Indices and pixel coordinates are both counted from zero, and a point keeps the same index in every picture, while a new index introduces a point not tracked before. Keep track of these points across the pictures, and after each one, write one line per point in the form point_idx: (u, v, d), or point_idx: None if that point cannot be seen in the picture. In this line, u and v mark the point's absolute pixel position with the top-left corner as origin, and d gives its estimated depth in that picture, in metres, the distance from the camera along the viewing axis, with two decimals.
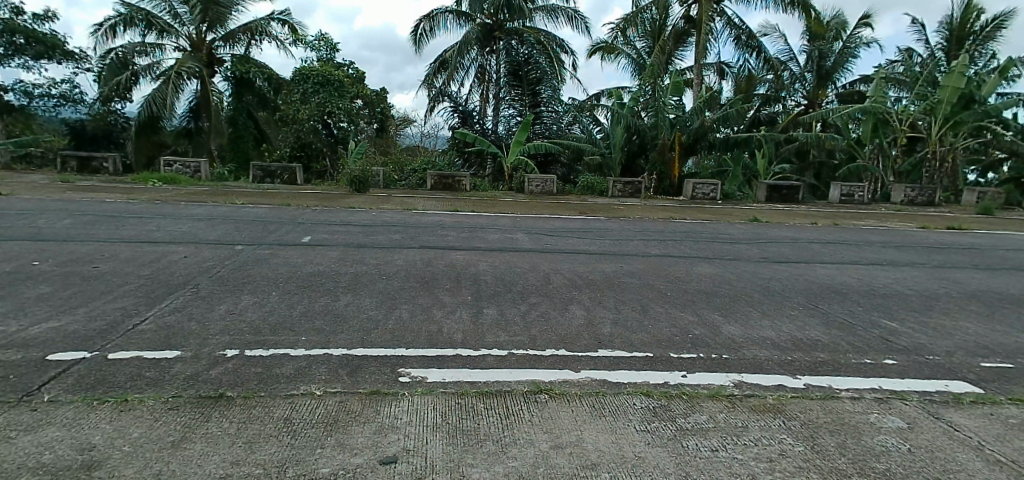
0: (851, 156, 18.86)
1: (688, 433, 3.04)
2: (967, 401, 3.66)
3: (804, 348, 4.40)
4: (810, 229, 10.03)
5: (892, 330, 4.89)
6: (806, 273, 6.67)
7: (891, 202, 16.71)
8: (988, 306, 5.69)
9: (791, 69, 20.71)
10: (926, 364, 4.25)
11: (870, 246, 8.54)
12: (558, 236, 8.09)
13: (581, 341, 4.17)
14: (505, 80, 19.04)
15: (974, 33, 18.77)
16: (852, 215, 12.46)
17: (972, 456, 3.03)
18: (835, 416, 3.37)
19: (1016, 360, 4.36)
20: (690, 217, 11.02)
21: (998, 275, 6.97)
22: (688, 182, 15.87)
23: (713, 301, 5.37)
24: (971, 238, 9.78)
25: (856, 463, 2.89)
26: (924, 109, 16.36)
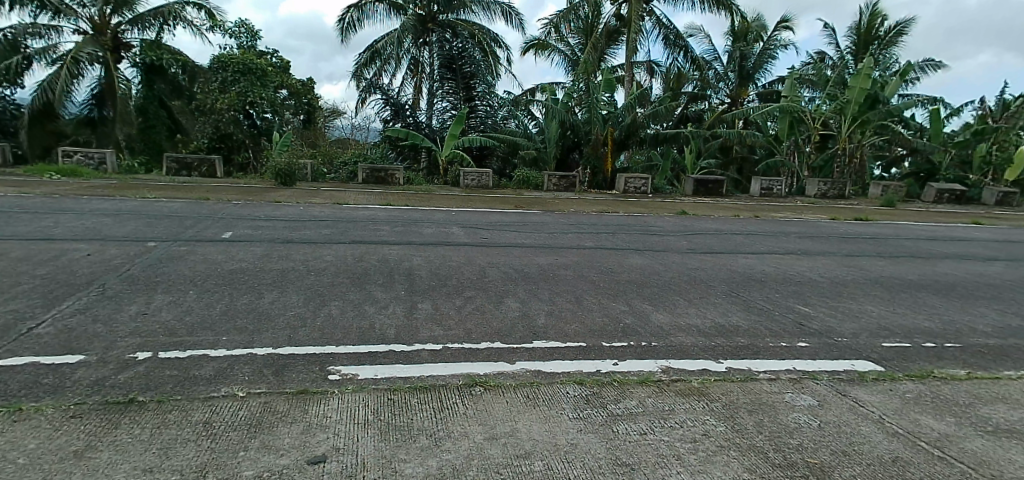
0: (770, 152, 19.81)
1: (618, 418, 3.14)
2: (870, 378, 3.97)
3: (727, 334, 4.62)
4: (734, 221, 10.53)
5: (805, 315, 5.23)
6: (729, 262, 7.00)
7: (807, 195, 17.80)
8: (890, 291, 6.17)
9: (716, 68, 21.68)
10: (836, 345, 4.57)
11: (787, 236, 9.08)
12: (493, 229, 8.11)
13: (516, 333, 4.21)
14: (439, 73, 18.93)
15: (879, 38, 20.29)
16: (771, 208, 13.17)
17: (873, 428, 3.29)
18: (753, 396, 3.57)
19: (912, 340, 4.77)
20: (622, 210, 11.33)
21: (898, 262, 7.58)
22: (621, 177, 16.29)
23: (643, 291, 5.55)
24: (874, 228, 10.59)
25: (771, 439, 3.08)
26: (835, 109, 17.51)
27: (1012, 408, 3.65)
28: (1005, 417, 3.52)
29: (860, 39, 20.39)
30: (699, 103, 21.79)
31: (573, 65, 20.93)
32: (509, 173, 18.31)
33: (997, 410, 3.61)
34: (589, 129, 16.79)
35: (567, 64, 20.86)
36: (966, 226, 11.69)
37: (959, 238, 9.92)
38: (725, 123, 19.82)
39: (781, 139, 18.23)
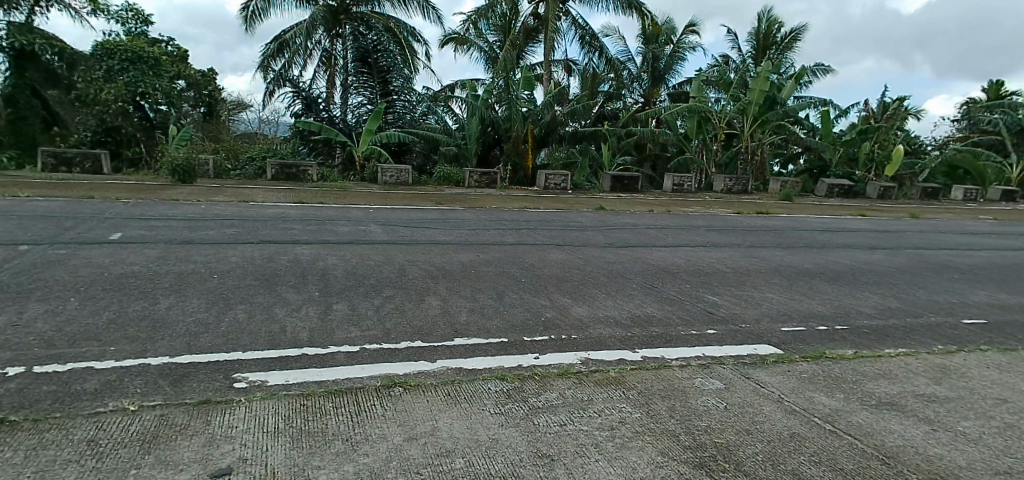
0: (681, 149, 20.72)
1: (539, 411, 3.18)
2: (770, 361, 4.25)
3: (642, 324, 4.80)
4: (648, 216, 10.99)
5: (713, 303, 5.54)
6: (645, 256, 7.29)
7: (714, 191, 18.90)
8: (788, 279, 6.65)
9: (630, 69, 22.50)
10: (741, 331, 4.86)
11: (696, 230, 9.56)
12: (412, 227, 8.00)
13: (437, 331, 4.17)
14: (353, 67, 18.43)
15: (776, 43, 21.81)
16: (684, 203, 13.85)
17: (773, 408, 3.53)
18: (666, 383, 3.72)
19: (807, 324, 5.17)
20: (542, 206, 11.51)
21: (794, 252, 8.19)
22: (541, 173, 16.55)
23: (563, 286, 5.65)
24: (774, 221, 11.38)
25: (683, 423, 3.22)
26: (738, 109, 18.67)
27: (892, 382, 4.04)
28: (885, 392, 3.89)
29: (759, 44, 21.83)
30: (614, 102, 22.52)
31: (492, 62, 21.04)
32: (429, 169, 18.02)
33: (880, 385, 3.98)
34: (508, 126, 16.80)
35: (486, 61, 20.91)
36: (852, 217, 12.83)
37: (846, 229, 10.86)
38: (639, 122, 20.63)
39: (690, 137, 19.20)
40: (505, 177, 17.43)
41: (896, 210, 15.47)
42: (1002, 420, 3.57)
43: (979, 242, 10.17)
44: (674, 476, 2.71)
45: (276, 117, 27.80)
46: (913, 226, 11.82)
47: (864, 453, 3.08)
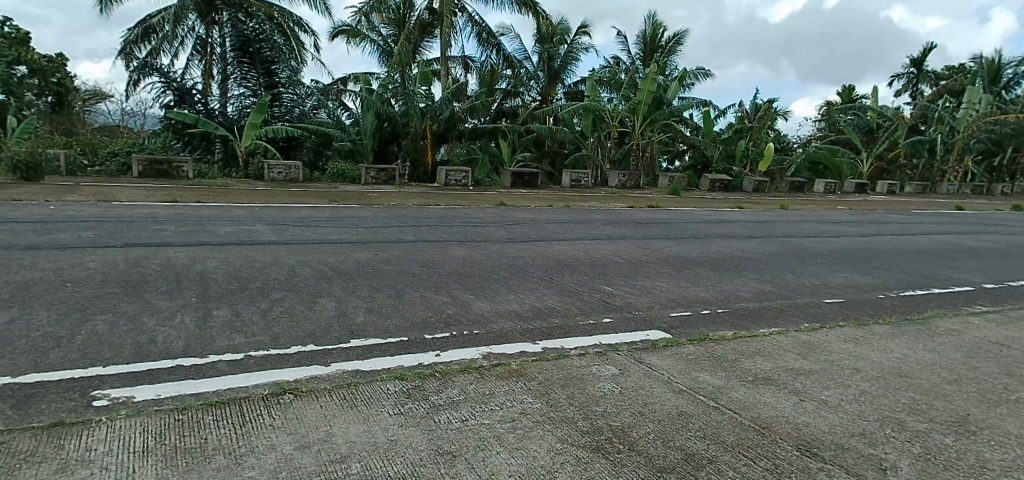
0: (578, 146, 21.39)
1: (440, 409, 3.14)
2: (661, 345, 4.49)
3: (541, 316, 4.90)
4: (546, 211, 11.24)
5: (609, 293, 5.77)
6: (545, 249, 7.45)
7: (609, 186, 19.74)
8: (677, 268, 7.07)
9: (527, 67, 22.97)
10: (635, 318, 5.10)
11: (593, 224, 9.91)
12: (304, 226, 7.64)
13: (332, 333, 3.99)
14: (231, 56, 17.37)
15: (661, 47, 23.15)
16: (582, 198, 14.34)
17: (664, 389, 3.73)
18: (566, 372, 3.81)
19: (693, 308, 5.53)
20: (442, 202, 11.44)
21: (682, 242, 8.73)
22: (442, 170, 16.43)
23: (465, 282, 5.64)
24: (663, 214, 12.08)
25: (581, 409, 3.32)
26: (630, 109, 19.63)
27: (766, 359, 4.41)
28: (761, 368, 4.24)
29: (647, 47, 23.09)
30: (513, 100, 22.86)
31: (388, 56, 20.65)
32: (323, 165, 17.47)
33: (756, 362, 4.33)
34: (405, 122, 16.63)
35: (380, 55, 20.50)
36: (731, 210, 13.91)
37: (727, 220, 11.75)
38: (537, 120, 21.11)
39: (586, 134, 19.91)
40: (404, 174, 17.17)
41: (768, 202, 17.01)
42: (857, 386, 4.02)
43: (836, 230, 11.38)
44: (573, 461, 2.78)
45: (146, 109, 25.46)
46: (783, 217, 13.01)
47: (743, 425, 3.34)
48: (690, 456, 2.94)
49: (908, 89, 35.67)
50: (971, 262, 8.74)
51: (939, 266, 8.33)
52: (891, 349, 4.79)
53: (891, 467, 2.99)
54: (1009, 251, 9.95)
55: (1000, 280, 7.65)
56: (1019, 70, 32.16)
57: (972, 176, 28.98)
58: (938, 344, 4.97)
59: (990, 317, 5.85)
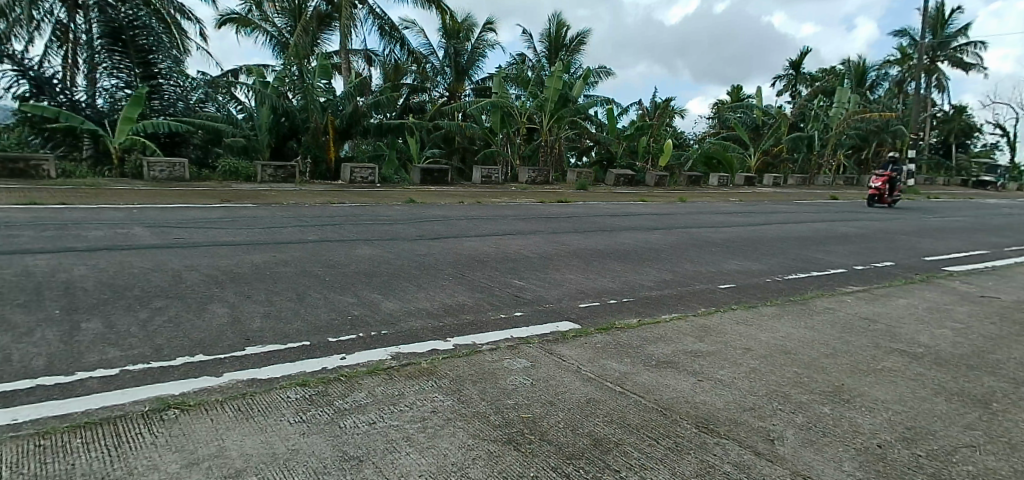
0: (487, 143, 21.36)
1: (346, 413, 3.01)
2: (570, 336, 4.58)
3: (452, 312, 4.86)
4: (456, 207, 11.19)
5: (520, 287, 5.82)
6: (455, 246, 7.40)
7: (519, 182, 20.01)
8: (585, 260, 7.27)
9: (433, 63, 22.87)
10: (545, 311, 5.18)
11: (503, 219, 9.98)
12: (193, 228, 7.10)
13: (224, 341, 3.73)
14: (100, 44, 15.80)
15: (565, 45, 23.76)
16: (492, 194, 14.43)
17: (574, 378, 3.81)
18: (477, 368, 3.79)
19: (601, 299, 5.70)
20: (347, 200, 11.09)
21: (588, 236, 8.99)
22: (346, 167, 15.90)
23: (372, 281, 5.47)
24: (571, 209, 12.40)
25: (493, 404, 3.31)
26: (537, 106, 20.02)
27: (668, 344, 4.62)
28: (663, 352, 4.43)
29: (551, 46, 23.67)
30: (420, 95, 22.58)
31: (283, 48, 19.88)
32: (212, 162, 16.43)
33: (659, 347, 4.53)
34: (306, 116, 16.19)
35: (275, 46, 19.79)
36: (634, 203, 14.53)
37: (631, 213, 12.24)
38: (446, 116, 21.28)
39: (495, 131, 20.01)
40: (304, 171, 16.50)
41: (668, 195, 17.95)
42: (749, 365, 4.31)
43: (728, 220, 12.18)
44: (484, 455, 2.76)
45: None
46: (682, 209, 13.75)
47: (647, 408, 3.47)
48: (597, 441, 3.01)
49: (788, 89, 38.93)
50: (843, 247, 9.66)
51: (817, 251, 9.13)
52: (778, 329, 5.19)
53: (778, 437, 3.22)
54: (874, 236, 11.10)
55: (868, 262, 8.52)
56: (879, 73, 36.04)
57: (843, 169, 32.12)
58: (818, 322, 5.44)
59: (859, 295, 6.51)
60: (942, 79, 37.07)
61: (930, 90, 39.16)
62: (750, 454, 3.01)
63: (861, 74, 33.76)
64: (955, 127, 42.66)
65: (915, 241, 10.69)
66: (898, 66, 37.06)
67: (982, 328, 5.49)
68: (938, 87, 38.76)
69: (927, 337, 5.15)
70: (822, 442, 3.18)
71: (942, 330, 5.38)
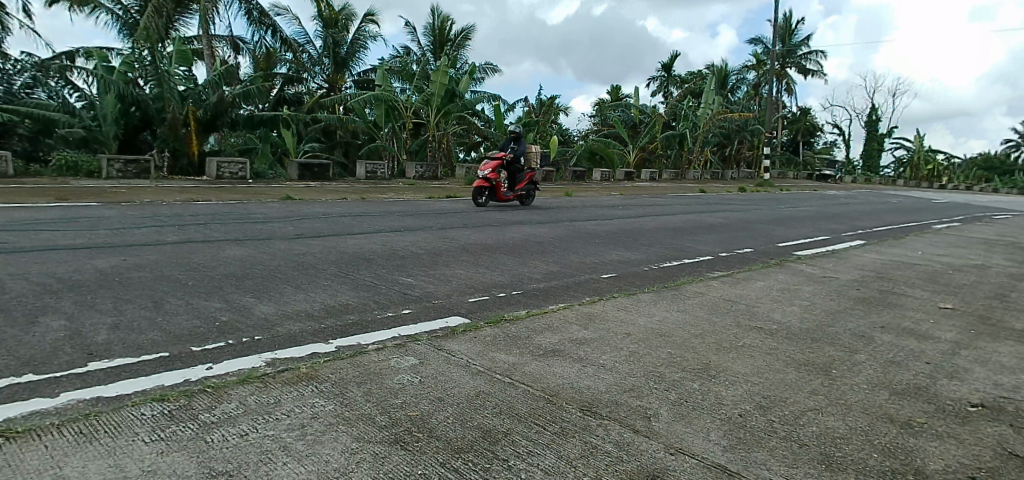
0: (371, 137, 20.89)
1: (213, 426, 2.77)
2: (460, 331, 4.56)
3: (335, 313, 4.66)
4: (339, 204, 10.78)
5: (408, 284, 5.71)
6: (338, 244, 7.11)
7: (407, 177, 19.69)
8: (475, 255, 7.29)
9: (309, 52, 22.44)
10: (433, 307, 5.12)
11: (390, 216, 9.74)
12: (23, 231, 6.23)
13: (63, 357, 3.30)
14: None
15: (450, 40, 23.76)
16: (378, 190, 14.08)
17: (463, 373, 3.79)
18: (362, 368, 3.66)
19: (490, 293, 5.74)
20: (215, 198, 10.31)
21: (478, 230, 9.03)
22: (212, 161, 14.84)
23: (244, 284, 5.10)
24: (456, 206, 12.38)
25: (378, 405, 3.20)
26: (422, 100, 19.87)
27: (554, 333, 4.75)
28: (550, 341, 4.56)
29: (436, 39, 23.59)
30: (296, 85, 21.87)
31: (130, 29, 18.11)
32: (43, 155, 14.80)
33: (546, 337, 4.64)
34: (161, 106, 15.17)
35: (122, 27, 18.02)
36: (522, 198, 14.81)
37: (519, 207, 12.47)
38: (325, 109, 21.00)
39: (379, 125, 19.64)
40: (160, 165, 15.12)
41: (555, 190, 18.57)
42: (629, 348, 4.54)
43: (609, 213, 12.79)
44: (369, 458, 2.65)
45: None
46: (567, 203, 14.24)
47: (534, 396, 3.54)
48: (486, 433, 3.01)
49: (661, 90, 41.73)
50: (711, 236, 10.50)
51: (689, 240, 9.84)
52: (654, 313, 5.53)
53: (653, 414, 3.42)
54: (736, 225, 12.18)
55: (731, 249, 9.34)
56: (739, 77, 39.68)
57: (710, 164, 34.95)
58: (688, 305, 5.87)
59: (724, 279, 7.12)
60: (790, 84, 41.57)
61: (781, 94, 43.77)
62: (630, 433, 3.16)
63: (724, 78, 36.96)
64: (802, 126, 48.01)
65: (771, 230, 11.89)
66: (754, 71, 40.97)
67: (824, 304, 6.22)
68: (787, 91, 43.32)
69: (780, 314, 5.74)
70: (691, 416, 3.43)
71: (792, 307, 6.02)
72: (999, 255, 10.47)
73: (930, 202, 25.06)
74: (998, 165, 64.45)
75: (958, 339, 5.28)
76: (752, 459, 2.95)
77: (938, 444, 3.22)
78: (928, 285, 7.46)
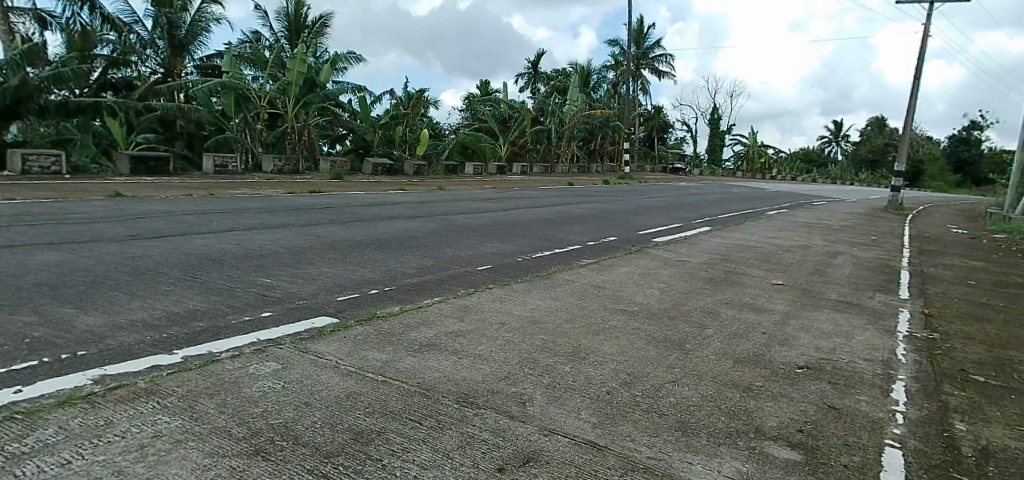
0: (220, 128, 19.37)
1: (25, 457, 2.37)
2: (328, 331, 4.33)
3: (181, 321, 4.20)
4: (184, 201, 9.77)
5: (267, 285, 5.31)
6: (183, 245, 6.44)
7: (264, 172, 18.40)
8: (342, 252, 6.97)
9: (138, 32, 20.52)
10: (297, 308, 4.81)
11: (245, 213, 9.03)
12: None
13: None
14: None
15: (307, 27, 22.57)
16: (230, 185, 13.04)
17: (331, 375, 3.60)
18: (214, 379, 3.33)
19: (360, 290, 5.52)
20: (23, 197, 8.87)
21: (345, 226, 8.66)
22: (15, 153, 12.73)
23: (62, 294, 4.43)
24: (312, 199, 11.66)
25: (234, 416, 2.93)
26: (278, 89, 18.73)
27: (430, 327, 4.68)
28: (425, 336, 4.48)
29: (291, 25, 22.25)
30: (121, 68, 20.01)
31: None
32: None
33: (421, 331, 4.56)
34: None
35: None
36: (392, 192, 14.48)
37: (390, 202, 12.16)
38: (161, 96, 19.08)
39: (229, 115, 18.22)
40: None
41: (427, 184, 18.43)
42: (503, 337, 4.61)
43: (482, 206, 12.91)
44: (226, 473, 2.42)
45: None
46: (439, 197, 14.13)
47: (409, 392, 3.46)
48: (357, 435, 2.88)
49: (529, 86, 42.96)
50: (579, 226, 11.00)
51: (559, 231, 10.21)
52: (527, 302, 5.66)
53: (529, 399, 3.50)
54: (601, 216, 12.87)
55: (597, 238, 9.84)
56: (600, 76, 42.02)
57: (577, 158, 36.65)
58: (560, 292, 6.09)
59: (591, 266, 7.49)
60: (645, 84, 44.79)
61: (637, 93, 47.00)
62: (505, 419, 3.20)
63: (586, 76, 38.91)
64: (656, 123, 51.94)
65: (632, 219, 12.73)
66: (614, 71, 43.60)
67: (679, 286, 6.76)
68: (643, 90, 46.71)
69: (640, 297, 6.16)
70: (564, 397, 3.55)
71: (651, 290, 6.48)
72: (818, 236, 12.10)
73: (762, 191, 28.42)
74: (814, 158, 74.63)
75: (787, 310, 6.01)
76: (619, 432, 3.11)
77: (774, 404, 3.63)
78: (763, 264, 8.42)
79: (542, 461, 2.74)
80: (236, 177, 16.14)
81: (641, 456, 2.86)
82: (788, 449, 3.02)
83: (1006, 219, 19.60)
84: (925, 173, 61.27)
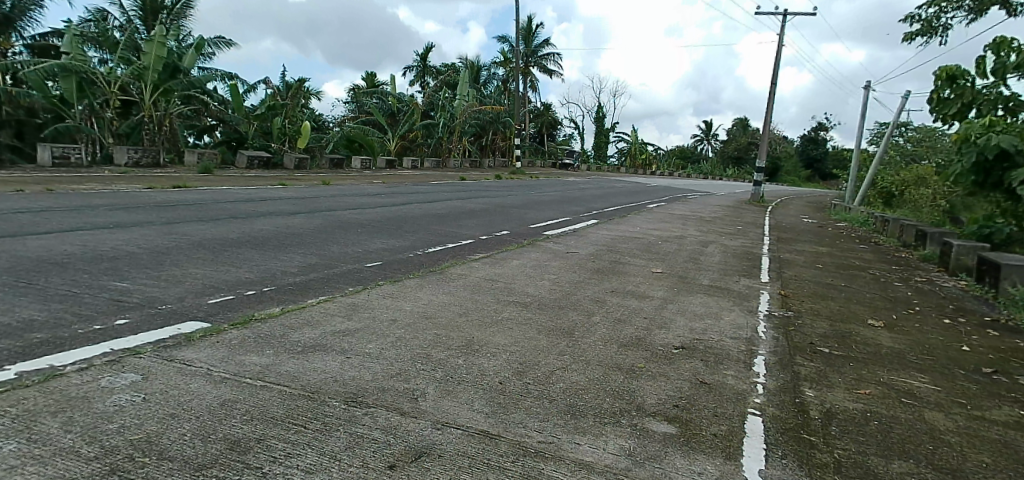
0: (60, 116, 17.28)
1: None
2: (197, 337, 4.00)
3: (13, 334, 3.67)
4: (16, 198, 8.57)
5: (123, 291, 4.79)
6: (15, 247, 5.63)
7: (116, 164, 16.65)
8: (213, 251, 6.46)
9: None
10: (160, 313, 4.38)
11: (96, 211, 8.10)
12: None
13: None
14: None
15: (167, 7, 20.63)
16: (74, 180, 11.72)
17: (201, 382, 3.33)
18: (59, 395, 2.95)
19: (236, 292, 5.13)
20: None
21: (216, 224, 8.04)
22: None
23: None
24: (178, 195, 10.70)
25: (85, 435, 2.61)
26: (132, 74, 17.01)
27: (315, 328, 4.47)
28: (309, 337, 4.27)
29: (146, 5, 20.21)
30: None
31: None
32: None
33: (304, 333, 4.34)
34: None
35: None
36: (271, 187, 13.64)
37: (269, 198, 11.48)
38: None
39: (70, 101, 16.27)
40: None
41: (310, 179, 17.58)
42: (395, 334, 4.51)
43: (371, 201, 12.55)
44: None
45: None
46: (323, 192, 13.58)
47: (292, 396, 3.28)
48: (233, 444, 2.69)
49: (419, 81, 42.44)
50: (471, 220, 11.04)
51: (451, 226, 10.17)
52: (419, 298, 5.58)
53: (421, 394, 3.44)
54: (493, 210, 13.01)
55: (490, 232, 9.92)
56: (489, 72, 42.45)
57: (469, 153, 36.77)
58: (453, 287, 6.07)
59: (483, 260, 7.54)
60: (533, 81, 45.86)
61: (527, 90, 48.03)
62: (396, 416, 3.13)
63: (476, 73, 39.14)
64: (545, 119, 53.56)
65: (523, 213, 12.99)
66: (503, 68, 44.23)
67: (567, 276, 6.99)
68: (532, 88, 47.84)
69: (531, 288, 6.29)
70: (457, 390, 3.54)
71: (541, 281, 6.64)
72: (692, 227, 13.08)
73: (643, 186, 30.21)
74: (689, 155, 80.65)
75: (665, 296, 6.43)
76: (511, 420, 3.16)
77: (653, 383, 3.87)
78: (643, 254, 8.94)
79: (435, 455, 2.71)
80: (83, 170, 14.47)
81: (533, 441, 2.92)
82: (665, 423, 3.23)
83: (845, 209, 22.36)
84: (781, 169, 68.33)
